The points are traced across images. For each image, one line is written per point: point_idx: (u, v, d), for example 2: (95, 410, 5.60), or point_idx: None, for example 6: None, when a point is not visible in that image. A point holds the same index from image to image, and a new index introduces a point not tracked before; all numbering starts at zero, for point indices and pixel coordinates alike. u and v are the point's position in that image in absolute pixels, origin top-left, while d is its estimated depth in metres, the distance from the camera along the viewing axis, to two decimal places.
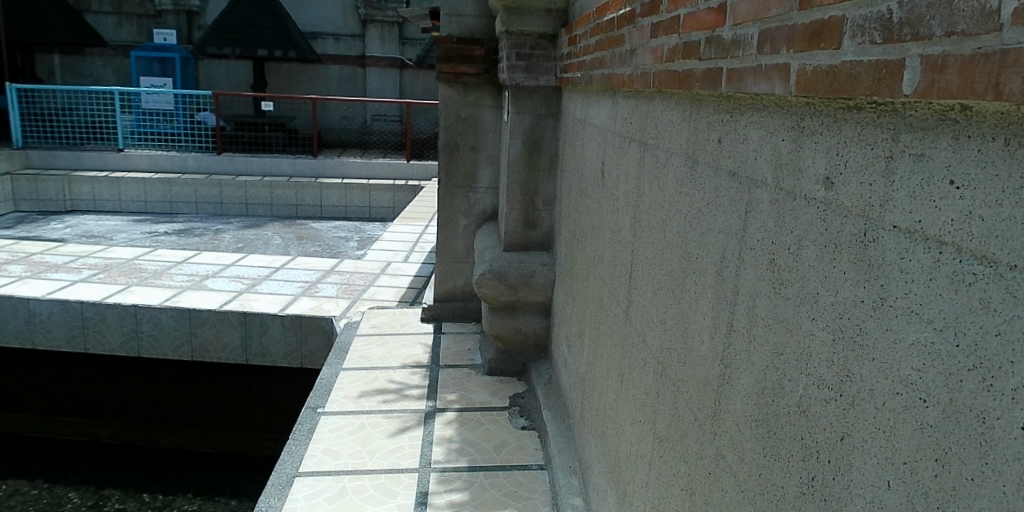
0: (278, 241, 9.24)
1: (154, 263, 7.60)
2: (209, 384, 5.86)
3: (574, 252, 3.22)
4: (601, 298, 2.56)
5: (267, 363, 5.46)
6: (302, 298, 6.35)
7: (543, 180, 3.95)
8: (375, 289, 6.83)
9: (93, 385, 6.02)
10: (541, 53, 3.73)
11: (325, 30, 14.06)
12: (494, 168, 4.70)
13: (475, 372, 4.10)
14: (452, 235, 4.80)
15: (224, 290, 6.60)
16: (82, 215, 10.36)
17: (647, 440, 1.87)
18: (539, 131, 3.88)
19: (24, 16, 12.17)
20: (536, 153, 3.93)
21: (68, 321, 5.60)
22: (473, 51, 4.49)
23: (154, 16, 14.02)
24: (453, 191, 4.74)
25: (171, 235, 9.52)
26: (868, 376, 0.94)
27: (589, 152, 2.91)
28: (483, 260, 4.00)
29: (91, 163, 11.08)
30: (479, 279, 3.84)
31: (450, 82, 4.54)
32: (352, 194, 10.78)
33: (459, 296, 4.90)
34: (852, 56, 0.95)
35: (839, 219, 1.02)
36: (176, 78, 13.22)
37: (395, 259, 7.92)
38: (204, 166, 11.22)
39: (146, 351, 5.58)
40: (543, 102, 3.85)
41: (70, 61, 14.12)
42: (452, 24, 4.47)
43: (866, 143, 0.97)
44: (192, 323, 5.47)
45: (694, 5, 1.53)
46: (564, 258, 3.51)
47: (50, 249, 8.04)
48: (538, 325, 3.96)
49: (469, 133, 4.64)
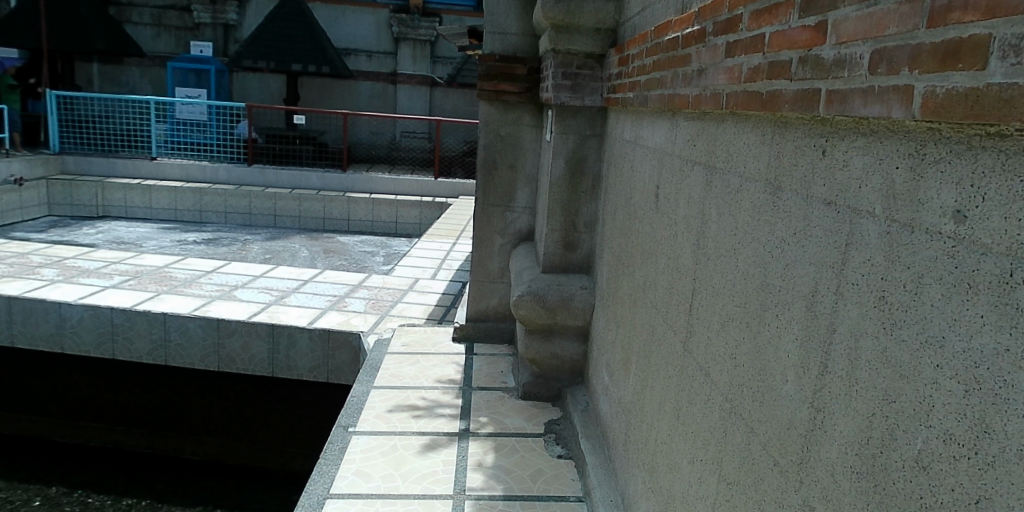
0: (305, 254, 9.41)
1: (183, 271, 7.76)
2: (233, 397, 6.05)
3: (619, 278, 3.12)
4: (652, 325, 2.47)
5: (293, 376, 5.61)
6: (330, 312, 6.57)
7: (585, 201, 3.85)
8: (404, 305, 6.95)
9: (113, 392, 6.24)
10: (587, 73, 3.67)
11: (358, 47, 14.25)
12: (533, 188, 4.62)
13: (509, 396, 3.99)
14: (487, 255, 4.72)
15: (253, 302, 6.81)
16: (114, 221, 10.58)
17: (709, 483, 1.77)
18: (583, 152, 3.80)
19: (67, 24, 12.74)
20: (579, 174, 3.83)
21: (98, 327, 5.89)
22: (516, 69, 4.45)
23: (191, 28, 14.37)
24: (490, 209, 4.66)
25: (200, 244, 9.66)
26: (1018, 434, 0.84)
27: (640, 174, 2.84)
28: (521, 281, 3.91)
29: (125, 170, 11.34)
30: (517, 300, 3.75)
31: (491, 100, 4.49)
32: (379, 210, 10.87)
33: (492, 317, 4.82)
34: (1003, 79, 0.86)
35: (976, 257, 0.92)
36: (211, 89, 13.51)
37: (423, 276, 8.02)
38: (236, 177, 11.51)
39: (173, 358, 5.82)
40: (587, 123, 3.77)
41: (108, 70, 14.52)
42: (495, 42, 4.45)
43: (1014, 175, 0.87)
44: (220, 332, 5.74)
45: (784, 22, 1.45)
46: (606, 282, 3.41)
47: (81, 253, 8.16)
48: (575, 350, 3.84)
49: (508, 151, 4.56)
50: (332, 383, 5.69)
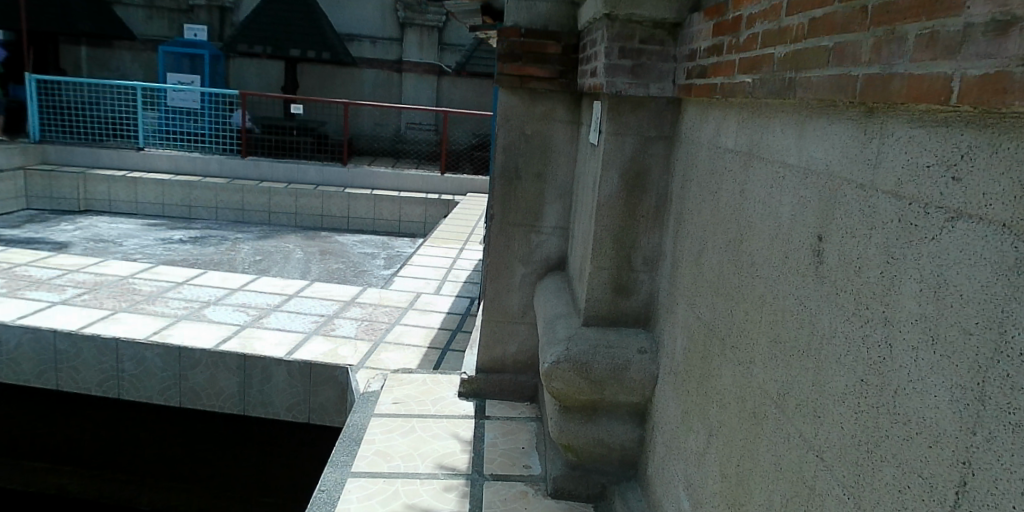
0: (299, 255, 8.42)
1: (151, 283, 6.73)
2: (202, 436, 5.44)
3: (711, 357, 2.07)
4: (803, 483, 1.45)
5: (268, 414, 5.01)
6: (314, 338, 5.53)
7: (644, 230, 2.76)
8: (402, 329, 5.90)
9: (63, 426, 5.63)
10: (654, 50, 2.59)
11: (362, 32, 13.16)
12: (566, 204, 3.54)
13: (534, 491, 2.94)
14: (505, 288, 3.65)
15: (224, 323, 5.76)
16: (95, 216, 9.60)
17: None
18: (645, 160, 2.70)
19: (49, 4, 11.69)
20: (638, 192, 2.74)
21: (41, 353, 5.17)
22: (547, 48, 3.40)
23: (185, 11, 13.34)
24: (511, 230, 3.58)
25: (185, 243, 8.67)
26: None
27: (758, 206, 1.79)
28: (555, 338, 2.84)
29: (110, 162, 10.37)
30: (549, 369, 2.70)
31: (515, 88, 3.42)
32: (381, 207, 9.86)
33: (509, 367, 3.76)
34: None
35: None
36: (205, 76, 12.45)
37: (426, 290, 6.95)
38: (227, 169, 10.40)
39: (127, 392, 5.14)
40: (652, 120, 2.66)
41: (97, 55, 13.47)
42: (520, 11, 3.39)
43: None
44: (183, 363, 5.04)
45: None
46: (683, 352, 2.35)
47: (38, 260, 7.14)
48: (628, 435, 2.77)
49: (535, 156, 3.49)
50: (314, 422, 5.05)
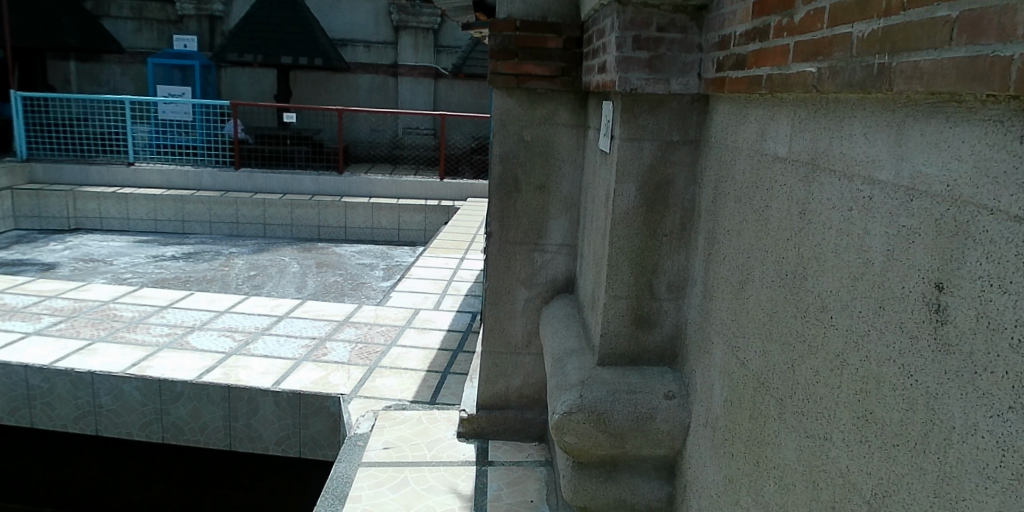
0: (296, 269, 8.01)
1: (133, 308, 6.33)
2: (187, 474, 5.03)
3: (764, 418, 1.65)
4: None
5: (256, 449, 4.60)
6: (304, 364, 5.12)
7: (668, 250, 2.33)
8: (400, 350, 5.48)
9: (38, 466, 5.21)
10: (675, 38, 2.18)
11: (355, 37, 12.77)
12: (572, 217, 3.12)
13: None
14: (507, 315, 3.24)
15: (208, 351, 5.33)
16: (84, 234, 9.21)
17: None
18: (666, 168, 2.27)
19: (34, 18, 11.31)
20: (660, 206, 2.31)
21: (12, 392, 4.77)
22: (547, 42, 2.99)
23: (175, 21, 12.97)
24: (512, 250, 3.16)
25: (178, 259, 8.28)
26: None
27: (829, 233, 1.37)
28: (567, 382, 2.42)
29: (100, 179, 9.98)
30: (560, 421, 2.27)
31: (511, 88, 3.00)
32: (380, 215, 9.46)
33: (514, 402, 3.34)
34: None
35: None
36: (196, 87, 12.05)
37: (425, 305, 6.53)
38: (221, 182, 9.97)
39: (104, 429, 4.74)
40: (674, 121, 2.23)
41: (86, 69, 13.11)
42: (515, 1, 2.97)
43: None
44: (163, 397, 4.63)
45: None
46: (723, 403, 1.93)
47: (16, 286, 6.74)
48: (655, 492, 2.35)
49: (536, 165, 3.07)
50: (306, 456, 4.62)
